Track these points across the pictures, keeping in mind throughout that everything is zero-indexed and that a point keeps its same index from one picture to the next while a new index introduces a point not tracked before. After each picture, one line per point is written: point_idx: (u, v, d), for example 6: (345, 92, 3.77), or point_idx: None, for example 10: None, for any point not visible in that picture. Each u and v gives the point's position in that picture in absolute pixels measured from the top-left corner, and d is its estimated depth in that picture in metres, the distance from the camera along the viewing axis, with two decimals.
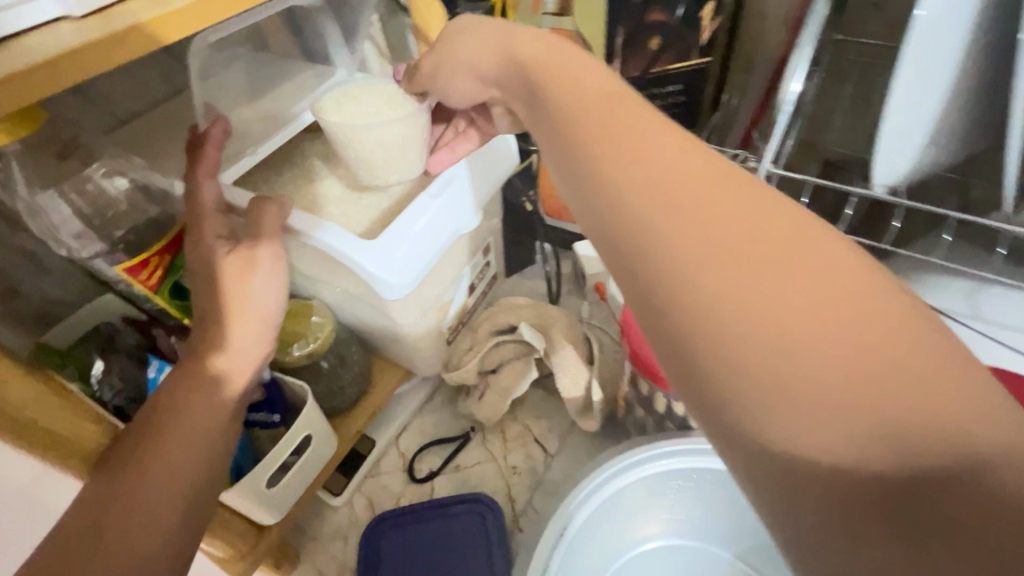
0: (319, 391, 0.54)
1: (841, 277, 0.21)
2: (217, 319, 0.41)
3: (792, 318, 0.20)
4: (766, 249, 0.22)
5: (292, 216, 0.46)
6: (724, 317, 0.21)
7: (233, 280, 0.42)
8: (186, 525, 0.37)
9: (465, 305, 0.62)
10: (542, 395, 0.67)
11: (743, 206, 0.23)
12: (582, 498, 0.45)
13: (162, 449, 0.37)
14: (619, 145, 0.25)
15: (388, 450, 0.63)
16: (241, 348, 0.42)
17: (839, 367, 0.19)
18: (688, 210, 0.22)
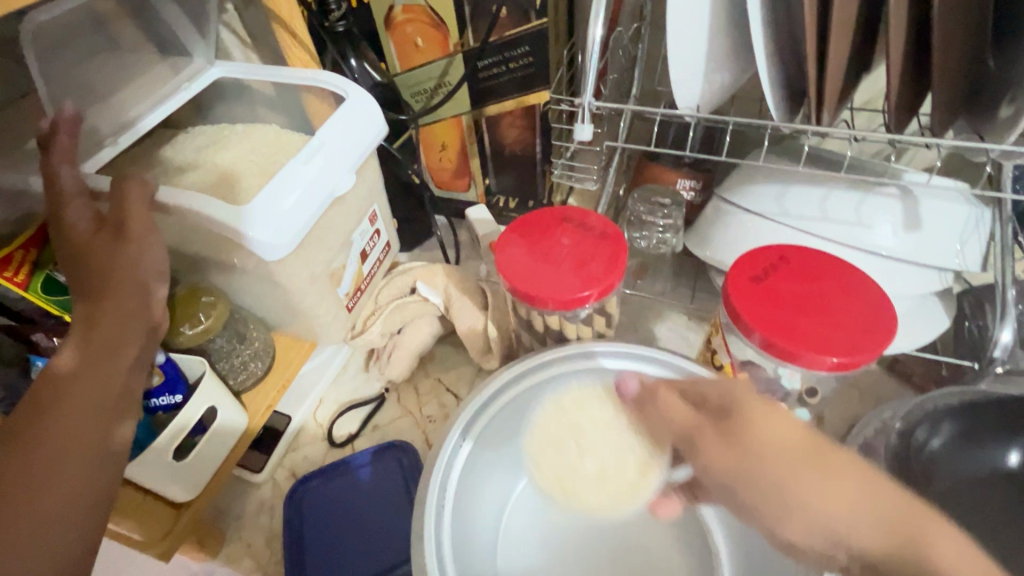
0: (219, 368, 0.56)
1: (881, 495, 0.36)
2: (94, 291, 0.43)
3: (844, 505, 0.36)
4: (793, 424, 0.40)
5: (159, 192, 0.48)
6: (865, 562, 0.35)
7: (105, 253, 0.44)
8: (96, 485, 0.39)
9: (361, 272, 0.65)
10: (450, 349, 0.71)
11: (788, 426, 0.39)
12: (485, 415, 0.50)
13: (59, 418, 0.39)
14: (833, 505, 0.36)
15: (306, 423, 0.65)
16: (125, 316, 0.44)
17: (844, 496, 0.36)
18: (877, 537, 0.35)
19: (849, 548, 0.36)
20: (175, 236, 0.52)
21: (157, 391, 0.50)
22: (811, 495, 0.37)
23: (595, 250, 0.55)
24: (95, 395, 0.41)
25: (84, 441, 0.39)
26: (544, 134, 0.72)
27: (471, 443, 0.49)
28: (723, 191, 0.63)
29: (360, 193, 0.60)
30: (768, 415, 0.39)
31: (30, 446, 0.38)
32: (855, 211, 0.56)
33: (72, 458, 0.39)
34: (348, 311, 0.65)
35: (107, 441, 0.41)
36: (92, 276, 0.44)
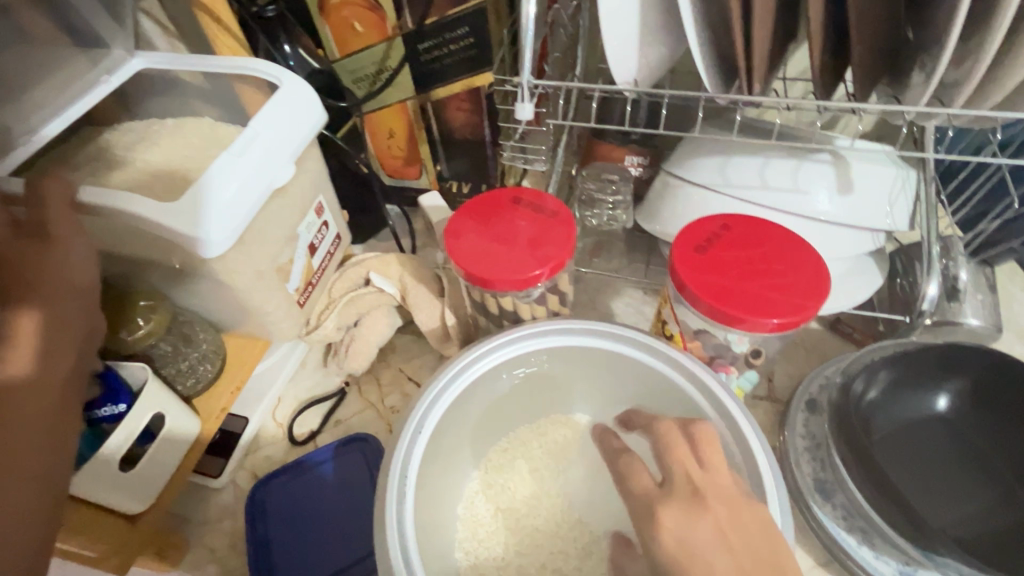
0: (166, 373, 0.54)
1: None
2: (19, 296, 0.40)
3: None
4: (742, 538, 0.37)
5: (83, 192, 0.46)
6: None
7: (27, 254, 0.41)
8: (37, 500, 0.38)
9: (311, 265, 0.63)
10: (410, 338, 0.71)
11: (725, 551, 0.36)
12: (433, 404, 0.49)
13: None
14: None
15: (265, 423, 0.64)
16: (59, 323, 0.42)
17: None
18: None
19: None
20: (105, 235, 0.49)
21: (100, 401, 0.48)
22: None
23: (549, 231, 0.55)
24: (30, 407, 0.39)
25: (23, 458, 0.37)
26: (491, 116, 0.71)
27: (432, 431, 0.49)
28: (668, 165, 0.64)
29: (302, 184, 0.58)
30: (702, 567, 0.36)
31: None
32: (792, 177, 0.58)
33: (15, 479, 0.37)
34: (301, 307, 0.63)
35: (49, 454, 0.39)
36: (12, 282, 0.40)
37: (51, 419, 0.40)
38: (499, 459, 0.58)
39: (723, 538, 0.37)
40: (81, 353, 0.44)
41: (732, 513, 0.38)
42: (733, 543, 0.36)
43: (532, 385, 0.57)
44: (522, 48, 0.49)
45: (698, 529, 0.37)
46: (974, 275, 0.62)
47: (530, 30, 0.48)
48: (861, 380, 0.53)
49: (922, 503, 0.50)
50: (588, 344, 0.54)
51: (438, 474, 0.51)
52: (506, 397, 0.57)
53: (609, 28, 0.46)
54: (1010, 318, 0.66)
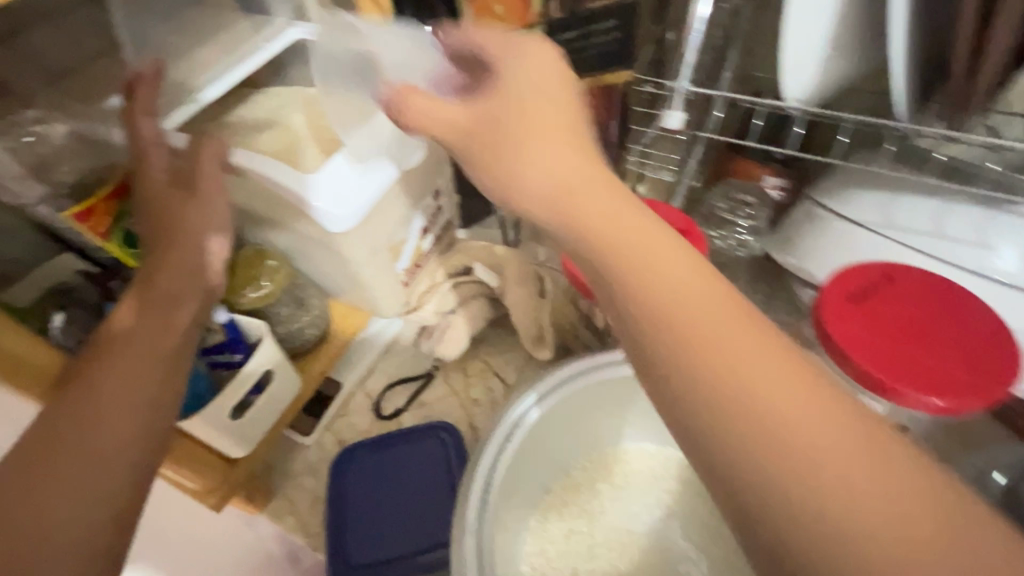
0: (279, 332, 0.56)
1: (745, 325, 0.27)
2: (160, 247, 0.44)
3: (683, 339, 0.27)
4: (701, 318, 0.28)
5: (232, 154, 0.48)
6: (729, 358, 0.26)
7: (175, 206, 0.45)
8: (141, 443, 0.38)
9: (420, 247, 0.64)
10: (501, 332, 0.70)
11: (706, 331, 0.27)
12: (525, 410, 0.48)
13: (114, 371, 0.38)
14: (661, 290, 0.29)
15: (355, 392, 0.66)
16: (187, 275, 0.44)
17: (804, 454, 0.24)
18: (700, 353, 0.27)
19: (736, 371, 0.26)
20: (245, 194, 0.52)
21: (219, 346, 0.52)
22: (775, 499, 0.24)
23: None
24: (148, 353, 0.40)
25: (134, 392, 0.38)
26: (621, 116, 0.69)
27: (519, 440, 0.47)
28: (814, 193, 0.57)
29: (426, 167, 0.58)
30: (633, 255, 0.30)
31: (85, 393, 0.37)
32: (976, 230, 0.49)
33: (117, 413, 0.37)
34: (405, 286, 0.64)
35: (161, 398, 0.40)
36: (160, 232, 0.44)
37: (166, 363, 0.41)
38: (578, 477, 0.56)
39: (614, 245, 0.31)
40: (205, 308, 0.46)
41: (627, 235, 0.31)
42: (729, 329, 0.27)
43: (626, 411, 0.54)
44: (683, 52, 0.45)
45: (632, 252, 0.30)
46: None
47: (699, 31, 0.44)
48: None
49: None
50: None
51: (517, 486, 0.50)
52: (597, 417, 0.54)
53: (791, 38, 0.41)
54: None
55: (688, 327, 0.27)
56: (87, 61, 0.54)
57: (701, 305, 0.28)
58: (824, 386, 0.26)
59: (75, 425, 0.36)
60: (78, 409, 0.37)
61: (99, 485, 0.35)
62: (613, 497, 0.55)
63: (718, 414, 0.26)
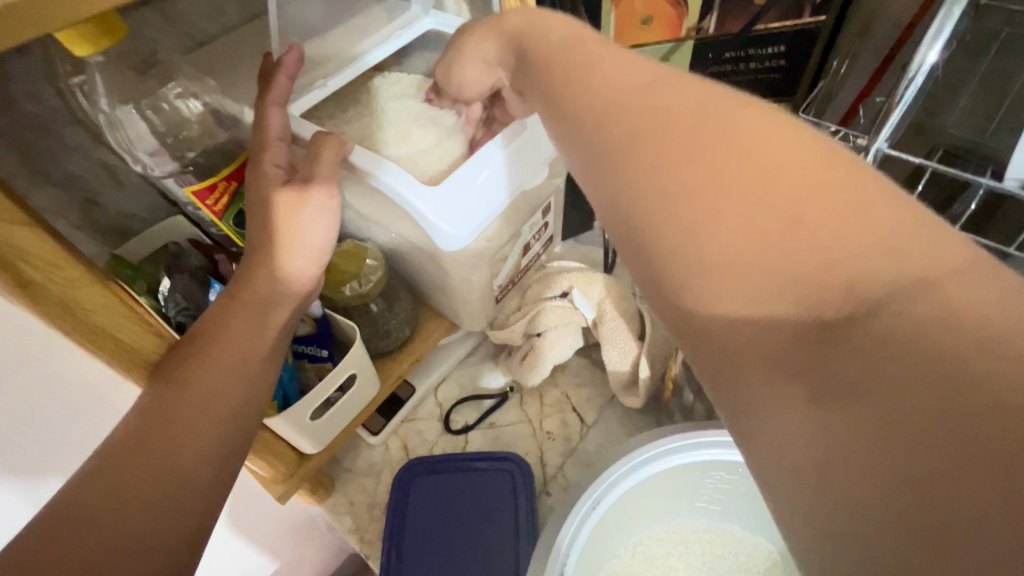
0: (366, 331, 0.55)
1: (755, 150, 0.26)
2: (269, 245, 0.42)
3: (681, 158, 0.27)
4: (696, 120, 0.28)
5: (353, 153, 0.46)
6: (718, 217, 0.25)
7: (283, 208, 0.43)
8: (227, 448, 0.37)
9: (518, 264, 0.60)
10: (584, 364, 0.66)
11: (677, 139, 0.27)
12: (610, 472, 0.45)
13: (210, 372, 0.37)
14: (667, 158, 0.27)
15: (426, 398, 0.64)
16: (290, 278, 0.43)
17: (742, 248, 0.25)
18: (711, 168, 0.26)
19: (748, 234, 0.25)
20: (356, 191, 0.50)
21: (306, 338, 0.51)
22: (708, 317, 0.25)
23: None
24: (243, 355, 0.39)
25: (225, 394, 0.37)
26: None
27: (601, 512, 0.44)
28: None
29: (541, 185, 0.54)
30: (654, 138, 0.28)
31: (180, 387, 0.36)
32: None
33: (207, 415, 0.36)
34: (496, 301, 0.61)
35: (251, 404, 0.39)
36: (266, 229, 0.43)
37: (256, 368, 0.40)
38: (652, 547, 0.51)
39: (642, 136, 0.28)
40: (297, 310, 0.45)
41: (649, 117, 0.29)
42: (700, 132, 0.27)
43: (720, 489, 0.49)
44: (892, 104, 0.44)
45: (636, 84, 0.30)
46: None
47: (915, 85, 0.43)
48: None
49: None
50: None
51: (587, 557, 0.46)
52: (686, 492, 0.50)
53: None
54: None
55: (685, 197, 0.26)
56: (229, 29, 0.53)
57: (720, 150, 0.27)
58: (889, 206, 0.24)
59: (166, 417, 0.35)
60: (167, 401, 0.35)
61: (183, 490, 0.34)
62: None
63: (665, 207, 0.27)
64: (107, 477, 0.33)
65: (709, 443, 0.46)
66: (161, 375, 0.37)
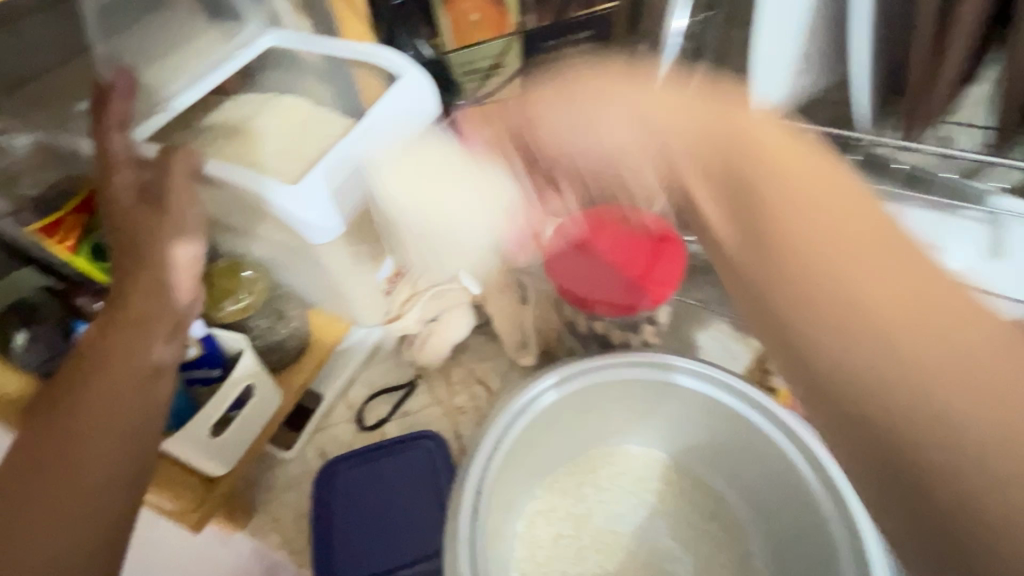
0: (258, 346, 0.56)
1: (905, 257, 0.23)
2: (131, 262, 0.42)
3: (827, 217, 0.25)
4: (805, 180, 0.26)
5: (210, 167, 0.48)
6: (874, 314, 0.23)
7: (141, 224, 0.43)
8: (125, 461, 0.37)
9: (401, 256, 0.63)
10: (483, 339, 0.70)
11: (811, 212, 0.25)
12: (511, 411, 0.49)
13: (93, 389, 0.37)
14: (807, 222, 0.25)
15: (335, 403, 0.65)
16: (162, 287, 0.42)
17: (899, 288, 0.23)
18: (858, 254, 0.24)
19: (897, 328, 0.22)
20: (221, 207, 0.51)
21: (195, 362, 0.51)
22: (825, 333, 0.24)
23: (638, 251, 0.51)
24: (129, 367, 0.39)
25: (114, 406, 0.37)
26: None
27: (509, 448, 0.48)
28: None
29: (406, 176, 0.58)
30: (798, 198, 0.25)
31: (64, 408, 0.36)
32: (933, 230, 0.52)
33: (96, 431, 0.36)
34: (386, 295, 0.64)
35: (142, 412, 0.38)
36: (130, 249, 0.43)
37: (147, 379, 0.39)
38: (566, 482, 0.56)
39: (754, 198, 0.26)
40: (183, 315, 0.44)
41: (770, 178, 0.26)
42: (847, 224, 0.24)
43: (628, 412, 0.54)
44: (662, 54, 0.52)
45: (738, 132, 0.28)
46: None
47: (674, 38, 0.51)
48: None
49: None
50: (714, 392, 0.49)
51: (503, 499, 0.50)
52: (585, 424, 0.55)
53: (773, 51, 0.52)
54: None
55: (852, 292, 0.23)
56: None
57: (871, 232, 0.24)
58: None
59: (54, 439, 0.35)
60: (53, 424, 0.36)
61: (81, 505, 0.34)
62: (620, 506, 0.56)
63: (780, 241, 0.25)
64: (5, 486, 0.34)
65: (601, 372, 0.51)
66: (49, 399, 0.37)
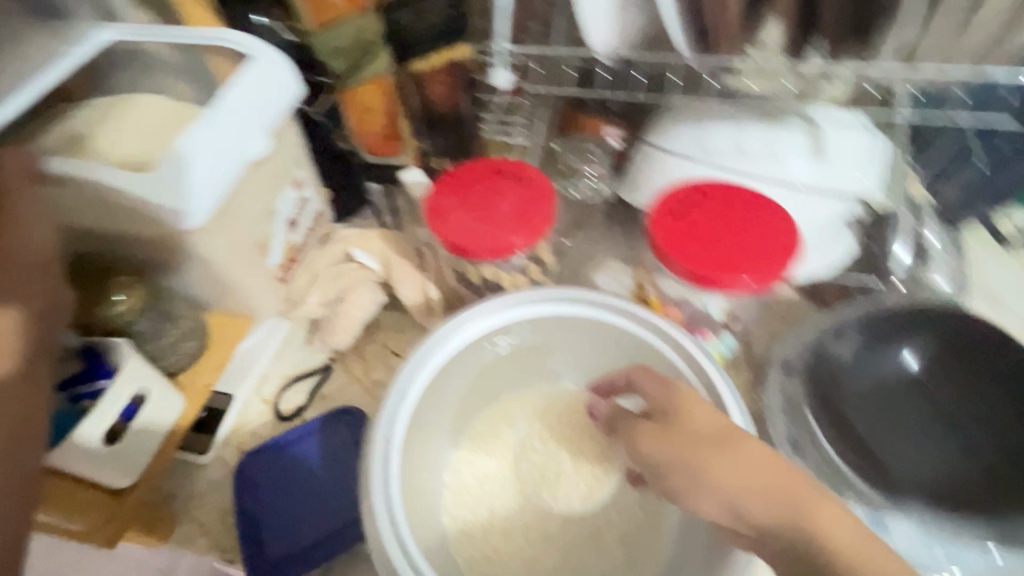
0: (148, 351, 0.54)
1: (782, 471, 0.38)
2: None
3: (721, 484, 0.39)
4: (732, 442, 0.40)
5: (57, 162, 0.47)
6: (724, 497, 0.38)
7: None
8: (14, 482, 0.36)
9: (292, 241, 0.63)
10: (395, 314, 0.71)
11: (722, 473, 0.39)
12: (417, 360, 0.50)
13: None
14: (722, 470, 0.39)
15: (250, 399, 0.64)
16: (20, 297, 0.40)
17: (761, 492, 0.38)
18: (767, 511, 0.37)
19: (746, 515, 0.38)
20: (79, 207, 0.49)
21: (79, 376, 0.50)
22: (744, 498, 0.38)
23: (529, 201, 0.54)
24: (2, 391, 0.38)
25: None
26: (467, 88, 0.72)
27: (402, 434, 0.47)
28: (647, 132, 0.65)
29: (279, 157, 0.58)
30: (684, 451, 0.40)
31: None
32: (767, 143, 0.59)
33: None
34: (282, 283, 0.63)
35: (20, 432, 0.38)
36: None
37: (23, 401, 0.38)
38: (485, 428, 0.58)
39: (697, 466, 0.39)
40: (51, 326, 0.42)
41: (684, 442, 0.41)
42: (752, 475, 0.38)
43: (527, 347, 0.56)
44: None
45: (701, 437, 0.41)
46: (942, 238, 0.63)
47: None
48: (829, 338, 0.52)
49: (899, 470, 0.50)
50: (599, 315, 0.53)
51: (421, 449, 0.52)
52: (495, 369, 0.58)
53: None
54: (985, 281, 0.63)
55: (751, 502, 0.38)
56: None
57: (762, 489, 0.38)
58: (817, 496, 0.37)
59: None
60: None
61: None
62: (542, 437, 0.58)
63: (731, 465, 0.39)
64: None
65: (501, 312, 0.53)
66: None
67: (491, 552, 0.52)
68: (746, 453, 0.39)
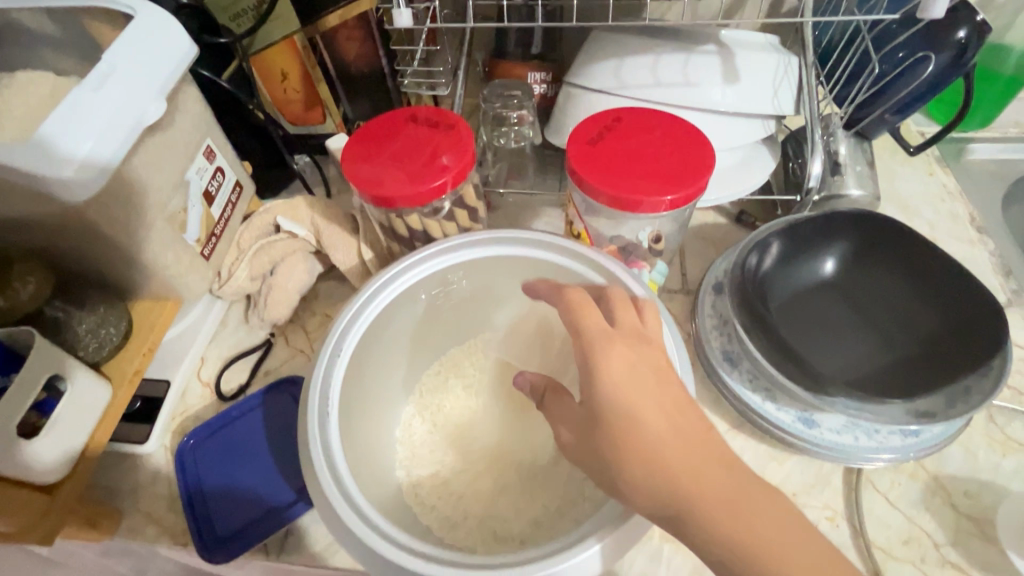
0: (65, 340, 0.51)
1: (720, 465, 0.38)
2: None
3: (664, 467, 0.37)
4: (674, 433, 0.39)
5: None
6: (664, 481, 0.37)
7: None
8: None
9: (211, 215, 0.60)
10: (334, 284, 0.69)
11: (662, 458, 0.37)
12: (345, 321, 0.49)
13: None
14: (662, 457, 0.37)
15: (190, 384, 0.62)
16: None
17: (674, 481, 0.37)
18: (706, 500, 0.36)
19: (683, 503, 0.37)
20: None
21: None
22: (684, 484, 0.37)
23: (441, 142, 0.53)
24: None
25: None
26: (382, 43, 0.69)
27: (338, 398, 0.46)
28: (569, 74, 0.64)
29: (181, 124, 0.55)
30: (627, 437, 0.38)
31: None
32: (683, 70, 0.59)
33: None
34: (207, 259, 0.60)
35: None
36: None
37: None
38: (432, 381, 0.58)
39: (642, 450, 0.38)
40: None
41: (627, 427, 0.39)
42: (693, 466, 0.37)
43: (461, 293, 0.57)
44: None
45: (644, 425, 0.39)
46: (851, 149, 0.63)
47: None
48: (756, 253, 0.54)
49: (825, 367, 0.53)
50: (513, 251, 0.53)
51: (364, 406, 0.51)
52: (434, 320, 0.58)
53: None
54: (894, 191, 0.69)
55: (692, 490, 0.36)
56: None
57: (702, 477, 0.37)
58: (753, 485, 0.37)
59: None
60: None
61: None
62: (491, 383, 0.58)
63: (638, 461, 0.38)
64: None
65: (430, 261, 0.52)
66: None
67: (445, 497, 0.51)
68: (685, 446, 0.38)
